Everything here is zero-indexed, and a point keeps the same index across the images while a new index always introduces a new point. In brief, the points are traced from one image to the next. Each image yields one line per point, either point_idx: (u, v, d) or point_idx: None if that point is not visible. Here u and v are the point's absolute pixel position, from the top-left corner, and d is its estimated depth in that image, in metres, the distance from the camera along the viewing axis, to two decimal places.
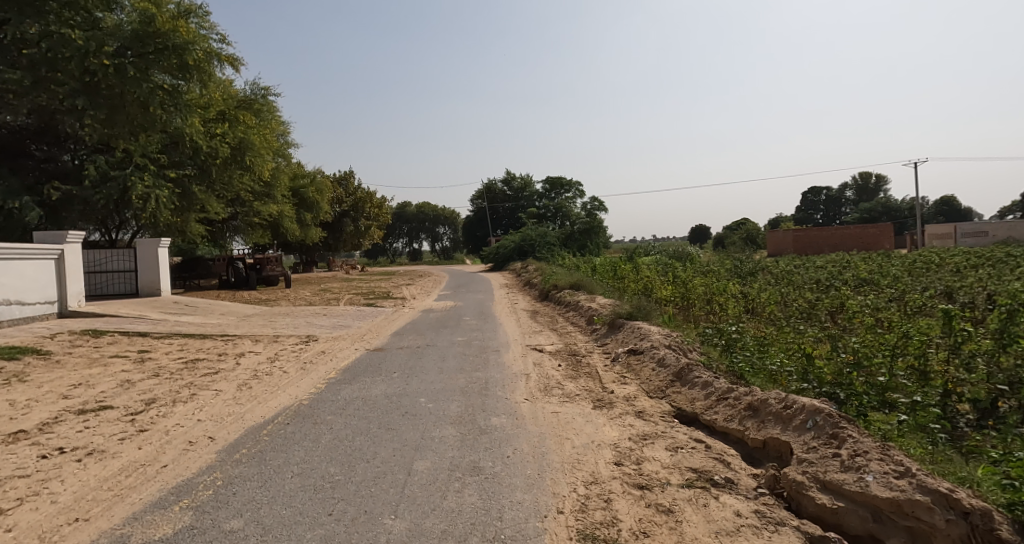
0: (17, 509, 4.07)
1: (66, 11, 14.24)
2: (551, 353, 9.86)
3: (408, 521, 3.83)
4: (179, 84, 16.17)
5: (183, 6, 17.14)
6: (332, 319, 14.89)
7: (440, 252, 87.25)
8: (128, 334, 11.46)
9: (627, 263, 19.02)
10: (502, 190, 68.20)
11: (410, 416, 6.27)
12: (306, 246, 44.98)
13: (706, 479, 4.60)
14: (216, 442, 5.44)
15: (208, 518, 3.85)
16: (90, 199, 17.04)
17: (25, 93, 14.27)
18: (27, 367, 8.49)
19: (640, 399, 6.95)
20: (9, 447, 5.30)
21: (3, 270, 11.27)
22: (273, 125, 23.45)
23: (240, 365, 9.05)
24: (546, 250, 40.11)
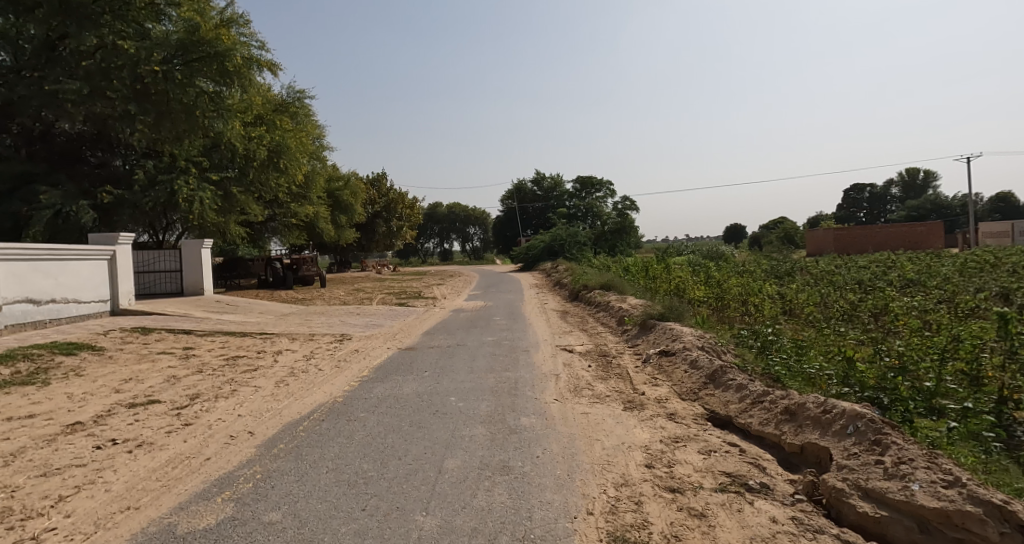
0: (75, 496, 4.30)
1: (119, 23, 14.94)
2: (581, 354, 9.84)
3: (438, 518, 3.90)
4: (221, 90, 16.89)
5: (225, 15, 17.82)
6: (365, 318, 15.16)
7: (470, 253, 87.87)
8: (174, 331, 11.90)
9: (659, 263, 18.76)
10: (532, 190, 68.24)
11: (440, 415, 6.35)
12: (340, 247, 45.87)
13: (741, 484, 4.55)
14: (256, 437, 5.61)
15: (249, 510, 4.00)
16: (140, 203, 17.62)
17: (82, 102, 14.73)
18: (82, 362, 8.92)
19: (671, 402, 6.89)
20: (68, 438, 5.58)
21: (61, 270, 11.85)
22: (309, 129, 24.11)
23: (278, 362, 9.32)
24: (577, 251, 40.10)
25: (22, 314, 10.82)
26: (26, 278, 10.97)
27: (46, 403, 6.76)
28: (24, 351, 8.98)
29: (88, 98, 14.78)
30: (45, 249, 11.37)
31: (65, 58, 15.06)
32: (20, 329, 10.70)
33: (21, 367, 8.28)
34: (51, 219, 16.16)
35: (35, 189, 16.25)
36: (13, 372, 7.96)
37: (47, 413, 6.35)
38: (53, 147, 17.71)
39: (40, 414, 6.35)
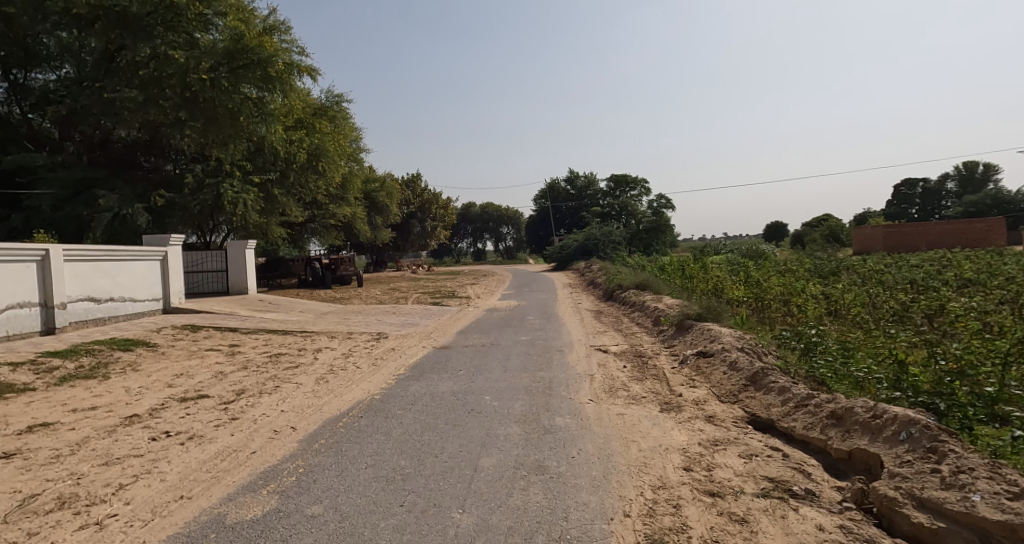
0: (134, 484, 4.49)
1: (169, 34, 16.35)
2: (616, 354, 9.76)
3: (474, 516, 3.92)
4: (264, 95, 17.68)
5: (268, 23, 18.43)
6: (402, 317, 15.38)
7: (503, 253, 88.07)
8: (221, 329, 12.30)
9: (697, 262, 18.43)
10: (565, 189, 67.95)
11: (475, 414, 6.39)
12: (376, 247, 46.59)
13: (785, 490, 4.43)
14: (298, 432, 5.75)
15: (293, 503, 4.10)
16: (189, 205, 18.22)
17: (138, 109, 16.04)
18: (137, 357, 9.31)
19: (710, 404, 6.76)
20: (126, 429, 5.83)
21: (119, 270, 12.38)
22: (347, 131, 24.57)
23: (317, 360, 9.54)
24: (611, 250, 39.74)
25: (84, 313, 11.33)
26: (87, 278, 11.49)
27: (107, 396, 7.07)
28: (85, 347, 9.41)
29: (143, 105, 16.05)
30: (105, 250, 11.92)
31: (122, 68, 16.51)
32: (83, 326, 11.22)
33: (82, 361, 8.69)
34: (109, 221, 16.93)
35: (94, 193, 17.09)
36: (76, 366, 8.38)
37: (108, 406, 6.64)
38: (109, 153, 19.03)
39: (101, 406, 6.65)
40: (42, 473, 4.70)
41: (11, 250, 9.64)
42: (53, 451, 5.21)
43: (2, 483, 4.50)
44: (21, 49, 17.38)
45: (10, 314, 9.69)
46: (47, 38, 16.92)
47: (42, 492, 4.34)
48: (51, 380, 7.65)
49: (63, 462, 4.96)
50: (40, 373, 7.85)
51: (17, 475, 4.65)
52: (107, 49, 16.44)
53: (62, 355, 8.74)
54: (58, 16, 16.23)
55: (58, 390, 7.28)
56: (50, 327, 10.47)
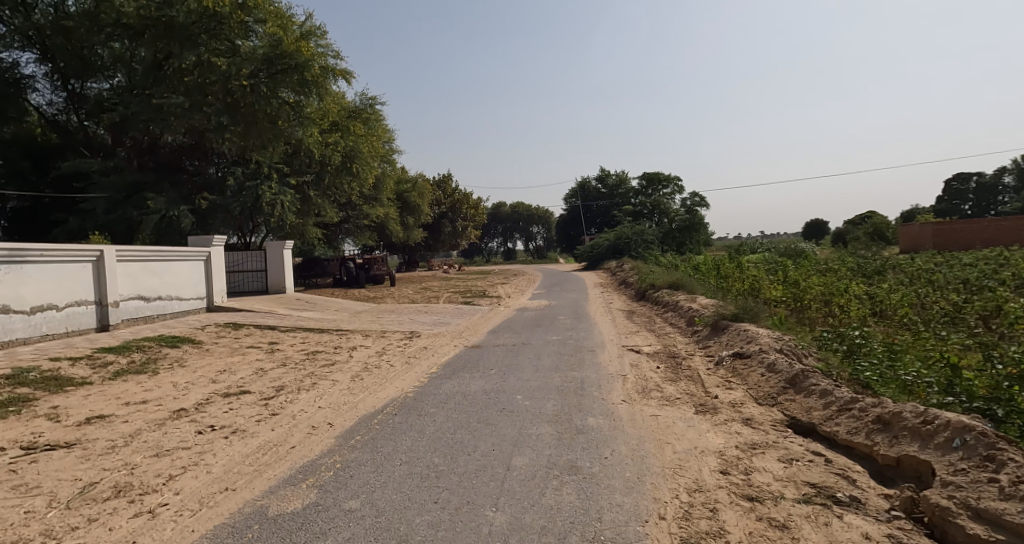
0: (183, 475, 4.63)
1: (213, 42, 17.24)
2: (649, 355, 9.63)
3: (507, 514, 3.91)
4: (300, 100, 18.48)
5: (305, 28, 18.83)
6: (433, 317, 15.51)
7: (534, 252, 88.02)
8: (261, 327, 12.59)
9: (733, 261, 18.07)
10: (596, 187, 67.52)
11: (508, 412, 6.38)
12: (408, 247, 47.10)
13: (828, 496, 4.29)
14: (335, 428, 5.84)
15: (331, 497, 4.16)
16: (230, 207, 18.74)
17: (184, 114, 16.80)
18: (184, 353, 9.62)
19: (747, 406, 6.60)
20: (174, 423, 6.01)
21: (166, 270, 12.81)
22: (380, 133, 24.92)
23: (353, 358, 9.68)
24: (643, 249, 39.29)
25: (135, 310, 11.74)
26: (137, 277, 11.89)
27: (156, 390, 7.32)
28: (136, 343, 9.76)
29: (190, 110, 16.88)
30: (154, 250, 12.36)
31: (169, 76, 17.47)
32: (134, 323, 11.63)
33: (133, 357, 9.01)
34: (157, 223, 17.54)
35: (144, 196, 17.73)
36: (128, 362, 8.70)
37: (158, 400, 6.87)
38: (158, 158, 19.57)
39: (151, 400, 6.88)
40: (100, 462, 4.89)
41: (67, 250, 10.05)
42: (108, 441, 5.41)
43: (64, 471, 4.69)
44: (77, 59, 18.13)
45: (68, 312, 10.11)
46: (101, 48, 17.74)
47: (99, 481, 4.51)
48: (106, 375, 7.95)
49: (118, 452, 5.14)
50: (95, 368, 8.17)
51: (77, 464, 4.84)
52: (156, 59, 17.36)
53: (115, 351, 9.08)
54: (111, 28, 17.12)
55: (112, 384, 7.56)
56: (104, 324, 10.87)
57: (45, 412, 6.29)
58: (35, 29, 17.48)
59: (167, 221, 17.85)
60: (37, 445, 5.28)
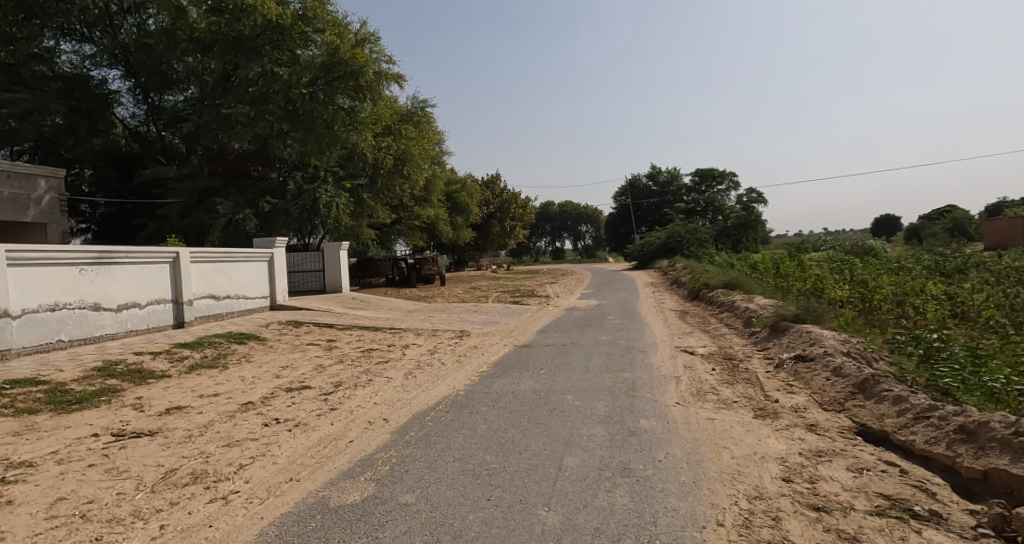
0: (251, 465, 4.79)
1: (275, 54, 18.15)
2: (704, 356, 9.34)
3: (560, 514, 3.84)
4: (355, 105, 19.11)
5: (360, 35, 19.31)
6: (482, 316, 15.59)
7: (582, 251, 87.37)
8: (319, 325, 12.97)
9: (793, 259, 17.37)
10: (647, 185, 66.48)
11: (559, 413, 6.31)
12: (456, 246, 47.57)
13: (904, 509, 4.02)
14: (389, 424, 5.92)
15: (387, 490, 4.20)
16: (290, 210, 19.44)
17: (250, 123, 17.65)
18: (249, 349, 10.02)
19: (811, 411, 6.29)
20: (241, 415, 6.25)
21: (234, 271, 13.39)
22: (431, 135, 25.31)
23: (405, 356, 9.83)
24: (697, 247, 38.37)
25: (207, 309, 12.30)
26: (209, 277, 12.47)
27: (226, 384, 7.64)
28: (208, 339, 10.23)
29: (255, 119, 17.70)
30: (224, 252, 12.95)
31: (235, 86, 18.43)
32: (206, 320, 12.20)
33: (206, 352, 9.45)
34: (224, 226, 18.37)
35: (213, 201, 18.61)
36: (201, 356, 9.14)
37: (228, 393, 7.17)
38: (226, 165, 20.61)
39: (222, 393, 7.19)
40: (179, 450, 5.12)
41: (147, 251, 10.63)
42: (186, 431, 5.66)
43: (149, 457, 4.94)
44: (156, 74, 19.14)
45: (149, 310, 10.68)
46: (178, 63, 18.79)
47: (179, 467, 4.73)
48: (183, 368, 8.36)
49: (194, 441, 5.38)
50: (173, 362, 8.61)
51: (158, 451, 5.09)
52: (225, 71, 18.26)
53: (190, 346, 9.53)
54: (186, 44, 18.23)
55: (188, 377, 7.95)
56: (180, 321, 11.43)
57: (131, 402, 6.67)
58: (121, 48, 18.77)
59: (234, 224, 18.67)
60: (125, 432, 5.58)
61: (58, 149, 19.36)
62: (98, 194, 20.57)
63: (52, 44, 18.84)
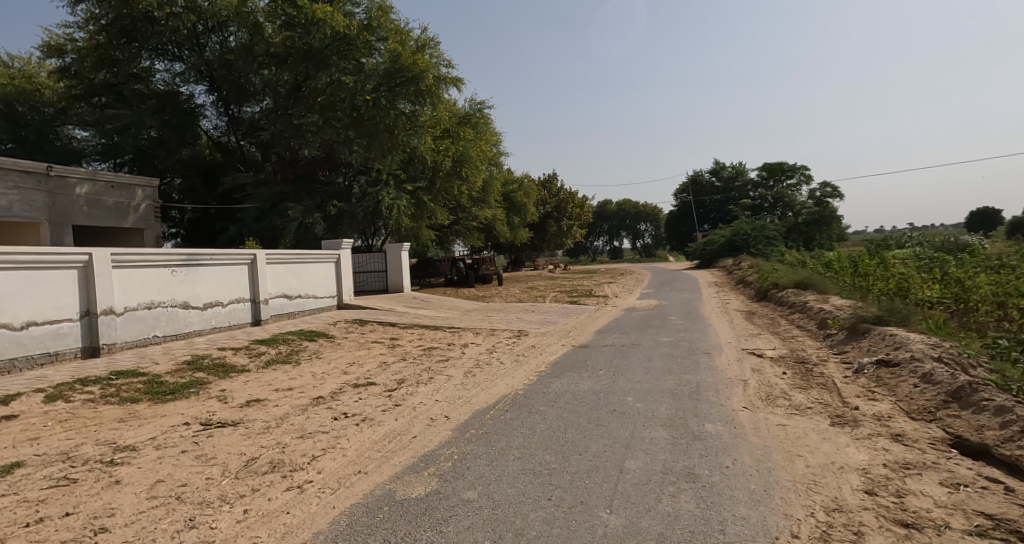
0: (323, 456, 5.05)
1: (342, 63, 18.89)
2: (773, 359, 9.03)
3: (623, 517, 3.85)
4: (416, 109, 19.58)
5: (420, 41, 19.86)
6: (540, 316, 15.65)
7: (641, 250, 85.96)
8: (383, 324, 13.41)
9: (871, 257, 16.48)
10: (710, 181, 64.73)
11: (619, 414, 6.29)
12: (513, 247, 47.86)
13: (1010, 531, 3.78)
14: (451, 421, 6.09)
15: (450, 486, 4.34)
16: (355, 212, 20.15)
17: (319, 130, 18.66)
18: (320, 347, 10.50)
19: (897, 420, 5.99)
20: (314, 409, 6.58)
21: (305, 271, 14.05)
22: (488, 137, 25.70)
23: (465, 354, 10.04)
24: (765, 245, 37.04)
25: (281, 308, 12.96)
26: (282, 278, 13.14)
27: (299, 379, 8.06)
28: (282, 336, 10.80)
29: (324, 127, 18.65)
30: (295, 254, 13.61)
31: (305, 96, 19.34)
32: (279, 318, 12.87)
33: (280, 348, 9.98)
34: (296, 229, 19.30)
35: (285, 205, 19.57)
36: (276, 352, 9.67)
37: (300, 387, 7.57)
38: (297, 171, 21.53)
39: (296, 387, 7.60)
40: (259, 440, 5.46)
41: (229, 253, 11.35)
42: (264, 422, 6.03)
43: (233, 445, 5.29)
44: (236, 87, 20.33)
45: (230, 308, 11.38)
46: (255, 77, 19.93)
47: (259, 456, 5.04)
48: (260, 363, 8.88)
49: (272, 432, 5.72)
50: (251, 357, 9.16)
51: (241, 440, 5.45)
52: (297, 81, 19.43)
53: (266, 343, 10.10)
54: (263, 58, 19.42)
55: (265, 372, 8.44)
56: (257, 319, 12.10)
57: (216, 393, 7.16)
58: (206, 64, 20.07)
59: (303, 227, 19.55)
60: (211, 421, 6.00)
61: (153, 161, 20.94)
62: (185, 201, 22.18)
63: (148, 64, 20.31)
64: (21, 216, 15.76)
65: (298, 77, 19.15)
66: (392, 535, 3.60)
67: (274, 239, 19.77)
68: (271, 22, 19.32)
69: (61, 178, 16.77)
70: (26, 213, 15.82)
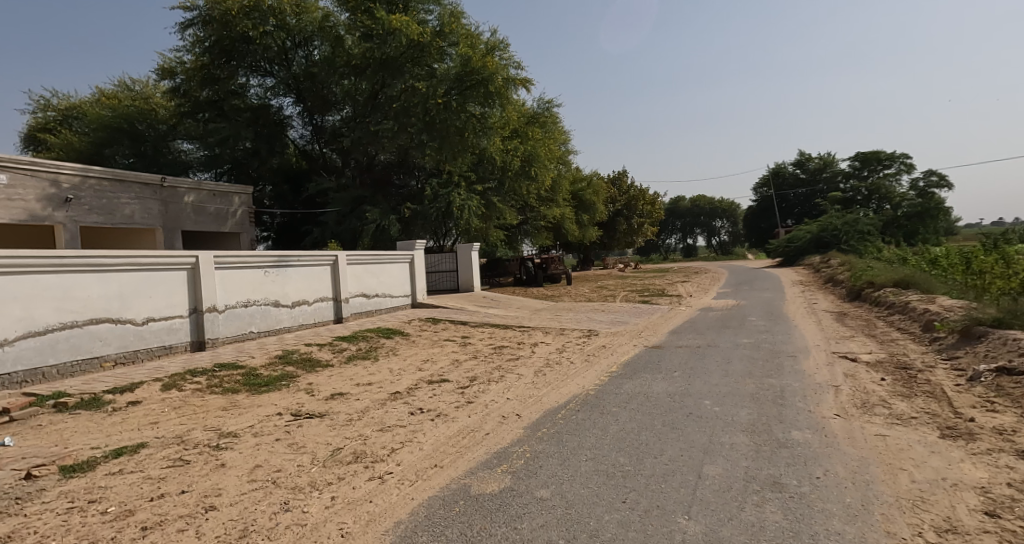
0: (401, 450, 5.27)
1: (415, 69, 19.49)
2: (869, 364, 8.50)
3: (703, 525, 3.79)
4: (486, 112, 19.84)
5: (489, 44, 20.22)
6: (610, 316, 15.50)
7: (717, 248, 83.09)
8: (455, 322, 13.73)
9: (982, 253, 15.17)
10: (795, 173, 61.64)
11: (695, 418, 6.16)
12: (582, 246, 47.53)
13: None
14: (523, 420, 6.18)
15: (524, 484, 4.42)
16: (428, 214, 20.71)
17: (394, 135, 19.40)
18: (396, 344, 10.92)
19: (1021, 435, 5.49)
20: (391, 403, 6.87)
21: (382, 271, 14.62)
22: (556, 136, 25.83)
23: (535, 353, 10.14)
24: (858, 241, 34.90)
25: (360, 306, 13.55)
26: (361, 278, 13.74)
27: (378, 374, 8.44)
28: (361, 334, 11.30)
29: (398, 131, 19.33)
30: (372, 254, 14.19)
31: (382, 103, 20.10)
32: (359, 316, 13.46)
33: (360, 345, 10.47)
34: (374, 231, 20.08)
35: (364, 208, 20.43)
36: (356, 349, 10.15)
37: (379, 382, 7.92)
38: (374, 175, 22.43)
39: (375, 382, 7.95)
40: (343, 432, 5.77)
41: (314, 255, 12.00)
42: (347, 415, 6.35)
43: (320, 436, 5.62)
44: (319, 98, 21.50)
45: (315, 306, 12.02)
46: (336, 87, 20.90)
47: (343, 447, 5.34)
48: (342, 359, 9.37)
49: (354, 424, 6.03)
50: (334, 353, 9.67)
51: (328, 431, 5.78)
52: (373, 89, 20.18)
53: (347, 340, 10.62)
54: (345, 70, 20.25)
55: (347, 367, 8.88)
56: (339, 317, 12.72)
57: (304, 386, 7.62)
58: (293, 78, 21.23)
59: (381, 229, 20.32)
60: (301, 412, 6.40)
61: (248, 170, 22.48)
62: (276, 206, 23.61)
63: (244, 81, 21.59)
64: (142, 223, 17.45)
65: (374, 85, 19.94)
66: (468, 529, 3.72)
67: (352, 241, 20.66)
68: (351, 34, 20.05)
69: (172, 188, 18.36)
70: (145, 221, 17.49)
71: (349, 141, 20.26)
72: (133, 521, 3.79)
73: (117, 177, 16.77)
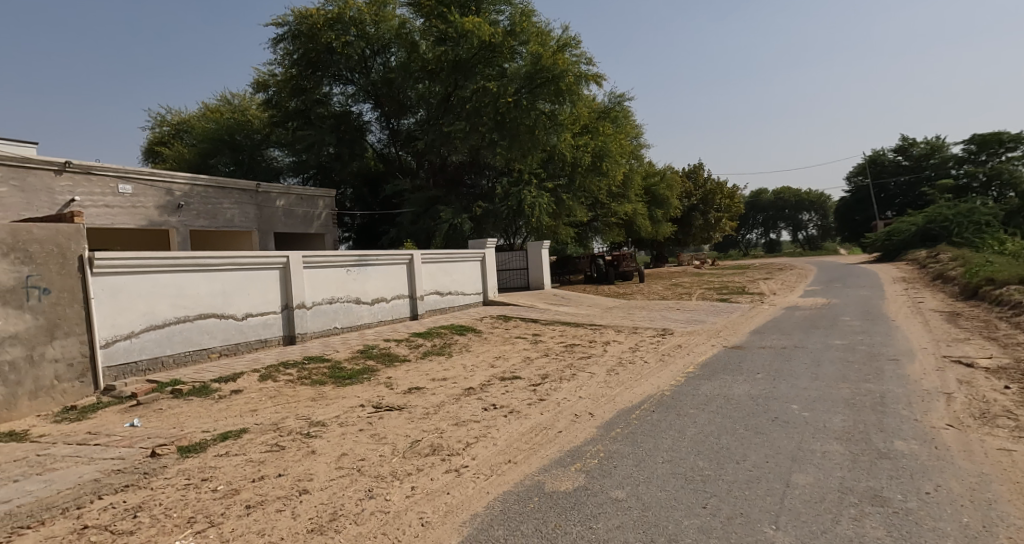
0: (475, 444, 5.38)
1: (487, 70, 19.79)
2: (988, 372, 7.75)
3: (791, 536, 3.62)
4: (556, 109, 19.80)
5: (561, 40, 20.16)
6: (686, 314, 15.05)
7: (805, 243, 78.73)
8: (526, 320, 13.80)
9: None
10: (895, 161, 57.32)
11: (780, 423, 5.90)
12: (656, 242, 46.44)
13: None
14: (596, 419, 6.14)
15: (598, 483, 4.40)
16: (500, 212, 20.93)
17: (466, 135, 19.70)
18: (469, 341, 11.13)
19: None
20: (466, 399, 7.01)
21: (454, 270, 14.96)
22: (627, 130, 25.44)
23: (607, 352, 10.03)
24: (974, 234, 31.94)
25: (434, 303, 13.92)
26: (435, 276, 14.11)
27: (452, 370, 8.64)
28: (436, 330, 11.60)
29: (470, 132, 19.65)
30: (445, 254, 14.55)
31: (455, 105, 20.51)
32: (433, 313, 13.83)
33: (435, 341, 10.75)
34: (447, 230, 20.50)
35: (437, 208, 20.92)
36: (431, 345, 10.44)
37: (453, 378, 8.12)
38: (446, 175, 22.93)
39: (450, 378, 8.15)
40: (421, 424, 5.96)
41: (391, 254, 12.46)
42: (424, 409, 6.55)
43: (399, 428, 5.84)
44: (395, 102, 22.22)
45: (393, 303, 12.47)
46: (412, 91, 21.58)
47: (421, 439, 5.52)
48: (418, 354, 9.67)
49: (431, 418, 6.21)
50: (411, 348, 9.99)
51: (406, 424, 5.99)
52: (446, 92, 20.66)
53: (423, 336, 10.94)
54: (419, 74, 21.04)
55: (423, 362, 9.16)
56: (415, 313, 13.12)
57: (384, 380, 7.93)
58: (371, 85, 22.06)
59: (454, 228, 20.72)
60: (382, 405, 6.67)
61: (331, 174, 23.60)
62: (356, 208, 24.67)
63: (327, 90, 22.64)
64: (241, 226, 18.78)
65: (447, 87, 20.38)
66: (543, 526, 3.74)
67: (427, 240, 21.21)
68: (425, 40, 20.81)
69: (266, 193, 19.57)
70: (244, 224, 18.82)
71: (424, 143, 20.85)
72: (238, 500, 4.09)
73: (219, 184, 18.14)
